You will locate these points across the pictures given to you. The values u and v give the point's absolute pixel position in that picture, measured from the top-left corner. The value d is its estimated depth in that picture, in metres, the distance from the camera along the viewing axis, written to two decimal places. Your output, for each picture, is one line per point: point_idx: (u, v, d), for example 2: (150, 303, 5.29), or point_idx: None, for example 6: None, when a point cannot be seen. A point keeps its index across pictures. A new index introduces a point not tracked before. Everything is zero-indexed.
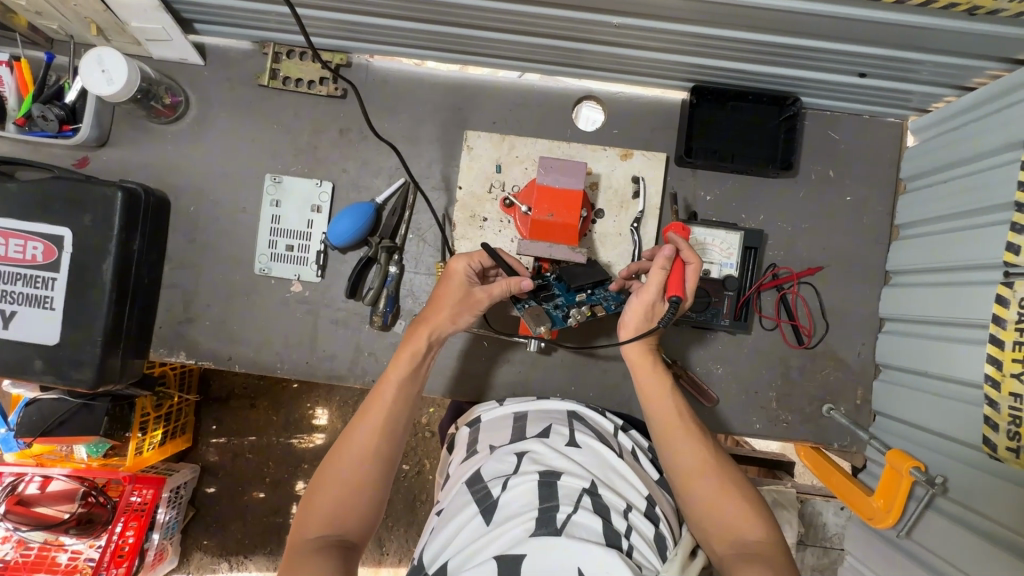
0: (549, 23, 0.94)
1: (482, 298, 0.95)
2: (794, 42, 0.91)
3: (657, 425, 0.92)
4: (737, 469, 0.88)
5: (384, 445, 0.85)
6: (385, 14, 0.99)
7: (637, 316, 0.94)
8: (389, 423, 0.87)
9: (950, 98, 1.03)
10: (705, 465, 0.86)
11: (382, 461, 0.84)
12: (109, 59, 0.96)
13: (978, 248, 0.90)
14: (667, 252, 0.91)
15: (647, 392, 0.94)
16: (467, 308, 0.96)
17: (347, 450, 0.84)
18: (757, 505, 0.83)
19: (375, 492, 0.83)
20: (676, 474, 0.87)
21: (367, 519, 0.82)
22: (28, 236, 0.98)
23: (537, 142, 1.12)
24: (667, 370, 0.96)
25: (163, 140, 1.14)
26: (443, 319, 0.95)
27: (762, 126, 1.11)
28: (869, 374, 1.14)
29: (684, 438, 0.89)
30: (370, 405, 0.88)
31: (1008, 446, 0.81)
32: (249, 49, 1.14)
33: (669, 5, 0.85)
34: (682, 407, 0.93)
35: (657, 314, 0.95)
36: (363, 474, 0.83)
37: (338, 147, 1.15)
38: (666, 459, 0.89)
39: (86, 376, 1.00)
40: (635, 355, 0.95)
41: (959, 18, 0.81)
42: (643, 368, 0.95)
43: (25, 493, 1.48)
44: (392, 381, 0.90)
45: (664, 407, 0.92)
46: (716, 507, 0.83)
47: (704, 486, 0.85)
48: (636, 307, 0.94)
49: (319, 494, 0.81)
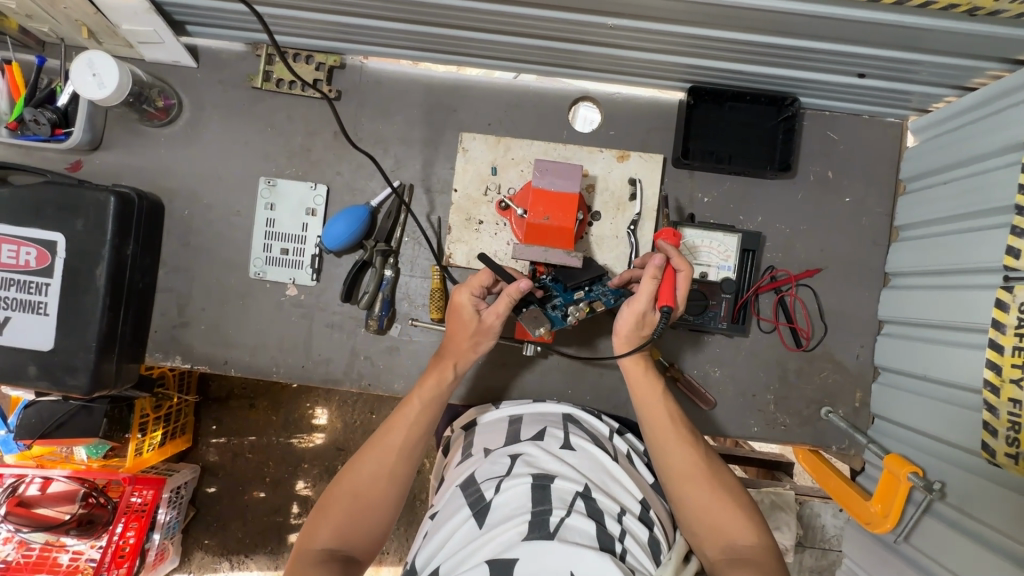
0: (545, 24, 0.93)
1: (493, 323, 0.94)
2: (792, 43, 0.90)
3: (650, 429, 0.92)
4: (729, 473, 0.88)
5: (401, 465, 0.86)
6: (378, 15, 0.98)
7: (629, 327, 0.92)
8: (408, 445, 0.88)
9: (951, 98, 1.02)
10: (697, 469, 0.87)
11: (397, 480, 0.85)
12: (99, 63, 0.95)
13: (979, 251, 0.89)
14: (658, 261, 0.88)
15: (639, 397, 0.94)
16: (483, 335, 0.95)
17: (364, 464, 0.85)
18: (749, 510, 0.84)
19: (386, 511, 0.83)
20: (668, 478, 0.87)
21: (373, 537, 0.82)
22: (21, 241, 0.98)
23: (533, 144, 1.11)
24: (660, 375, 0.96)
25: (155, 143, 1.13)
26: (464, 348, 0.96)
27: (760, 127, 1.10)
28: (867, 377, 1.14)
29: (676, 442, 0.89)
30: (392, 423, 0.89)
31: (1007, 452, 0.80)
32: (242, 51, 1.13)
33: (663, 5, 0.84)
34: (675, 411, 0.93)
35: (649, 324, 0.93)
36: (377, 490, 0.84)
37: (332, 150, 1.14)
38: (658, 463, 0.89)
39: (81, 381, 1.00)
40: (629, 359, 0.95)
41: (958, 19, 0.80)
42: (637, 371, 0.95)
43: (25, 494, 1.48)
44: (416, 403, 0.91)
45: (657, 411, 0.92)
46: (707, 511, 0.83)
47: (695, 489, 0.85)
48: (625, 317, 0.92)
49: (332, 505, 0.82)
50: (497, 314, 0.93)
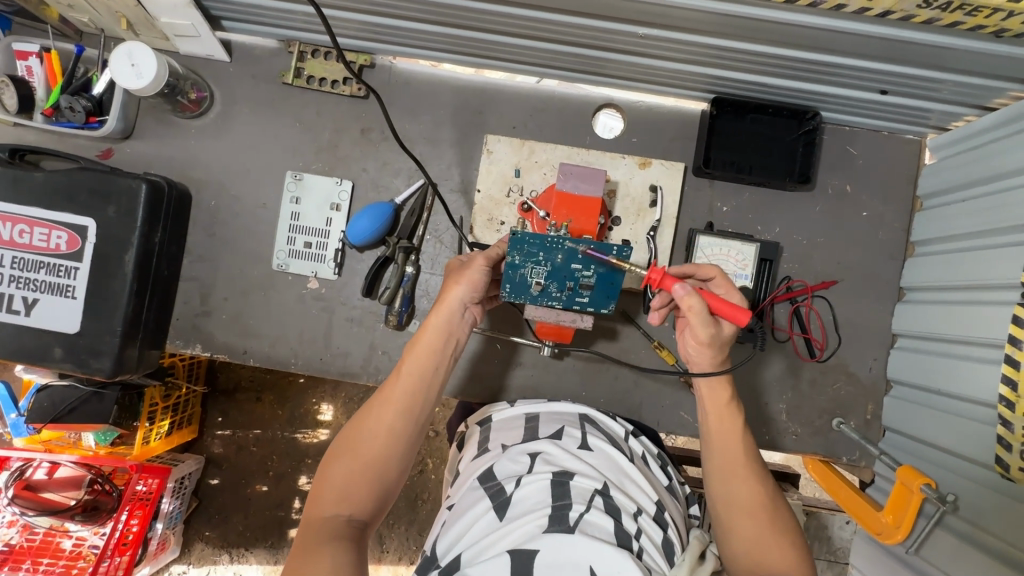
0: (574, 31, 0.95)
1: (479, 259, 0.94)
2: (817, 57, 0.92)
3: (719, 458, 0.91)
4: (789, 518, 0.88)
5: (402, 423, 0.86)
6: (410, 17, 0.99)
7: (707, 351, 0.92)
8: (406, 401, 0.87)
9: (971, 117, 1.03)
10: (758, 508, 0.86)
11: (397, 437, 0.85)
12: (139, 54, 0.97)
13: (997, 269, 0.90)
14: (681, 292, 0.85)
15: (716, 419, 0.93)
16: (470, 270, 0.92)
17: (365, 426, 0.85)
18: (801, 557, 0.83)
19: (389, 471, 0.83)
20: (726, 509, 0.88)
21: (378, 499, 0.82)
22: (52, 225, 1.00)
23: (557, 148, 1.13)
24: (742, 410, 0.94)
25: (186, 134, 1.15)
26: (453, 289, 0.92)
27: (781, 140, 1.11)
28: (879, 390, 1.15)
29: (743, 476, 0.89)
30: (389, 381, 0.89)
31: (1021, 466, 0.82)
32: (275, 48, 1.15)
33: (692, 16, 0.85)
34: (749, 447, 0.92)
35: (726, 339, 0.91)
36: (378, 451, 0.83)
37: (359, 147, 1.16)
38: (717, 490, 0.90)
39: (104, 365, 1.01)
40: (709, 388, 0.94)
41: (984, 40, 0.81)
42: (717, 401, 0.93)
43: (33, 478, 1.47)
44: (410, 358, 0.90)
45: (730, 444, 0.91)
46: (758, 549, 0.83)
47: (751, 526, 0.85)
48: (698, 347, 0.92)
49: (335, 469, 0.82)
50: (482, 254, 0.94)
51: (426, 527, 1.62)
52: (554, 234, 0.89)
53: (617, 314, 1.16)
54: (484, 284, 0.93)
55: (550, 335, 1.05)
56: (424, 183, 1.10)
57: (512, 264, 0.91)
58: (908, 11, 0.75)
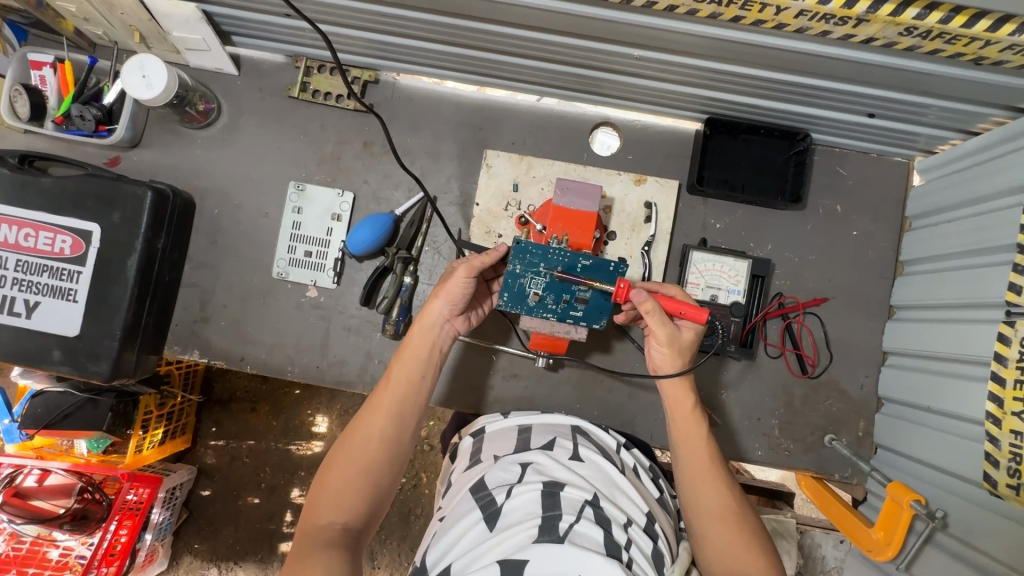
0: (573, 52, 0.98)
1: (459, 272, 0.94)
2: (806, 81, 0.95)
3: (686, 463, 0.93)
4: (759, 523, 0.88)
5: (393, 428, 0.87)
6: (415, 36, 1.03)
7: (669, 356, 0.96)
8: (397, 406, 0.88)
9: (956, 141, 1.06)
10: (724, 511, 0.87)
11: (390, 442, 0.86)
12: (150, 66, 1.00)
13: (981, 288, 0.92)
14: (640, 297, 0.91)
15: (683, 428, 0.95)
16: (449, 283, 0.94)
17: (358, 432, 0.85)
18: (768, 558, 0.84)
19: (382, 476, 0.84)
20: (697, 517, 0.88)
21: (372, 504, 0.82)
22: (57, 229, 1.01)
23: (555, 163, 1.16)
24: (705, 416, 0.97)
25: (193, 144, 1.18)
26: (433, 302, 0.94)
27: (773, 160, 1.14)
28: (871, 407, 1.16)
29: (709, 480, 0.90)
30: (380, 388, 0.90)
31: (1009, 483, 0.83)
32: (282, 63, 1.19)
33: (685, 40, 0.88)
34: (716, 453, 0.93)
35: (686, 344, 0.96)
36: (371, 456, 0.84)
37: (361, 159, 1.19)
38: (687, 496, 0.91)
39: (102, 369, 1.02)
40: (674, 396, 0.97)
41: (965, 67, 0.84)
42: (681, 408, 0.96)
43: (23, 485, 1.42)
44: (398, 366, 0.91)
45: (695, 448, 0.93)
46: (726, 550, 0.84)
47: (719, 529, 0.86)
48: (661, 351, 0.97)
49: (328, 477, 0.82)
50: (464, 267, 0.94)
51: (417, 543, 1.61)
52: (555, 247, 0.93)
53: (611, 327, 1.17)
54: (463, 296, 0.95)
55: (543, 346, 1.06)
56: (426, 197, 1.13)
57: (512, 273, 0.93)
58: (890, 38, 0.78)
